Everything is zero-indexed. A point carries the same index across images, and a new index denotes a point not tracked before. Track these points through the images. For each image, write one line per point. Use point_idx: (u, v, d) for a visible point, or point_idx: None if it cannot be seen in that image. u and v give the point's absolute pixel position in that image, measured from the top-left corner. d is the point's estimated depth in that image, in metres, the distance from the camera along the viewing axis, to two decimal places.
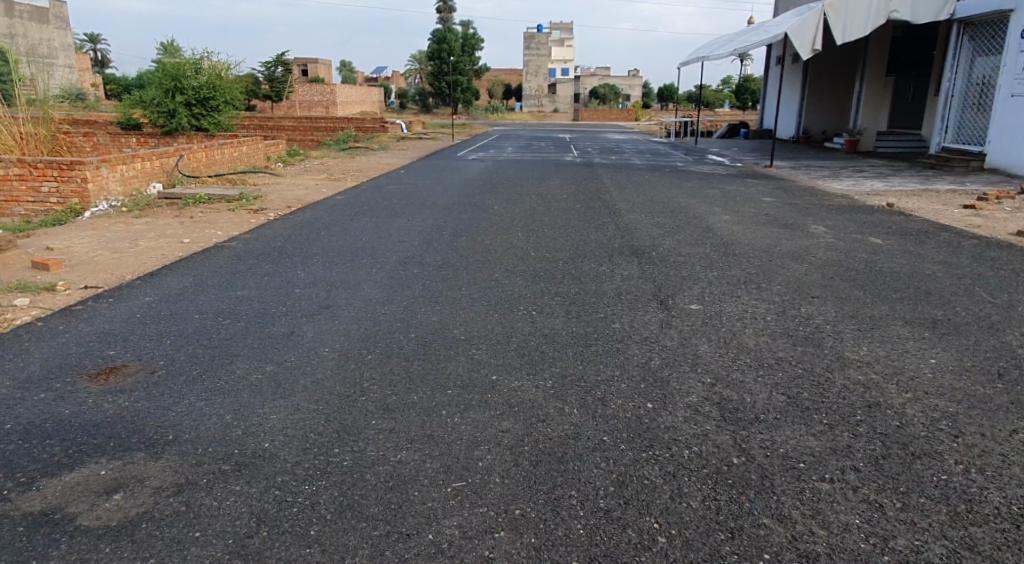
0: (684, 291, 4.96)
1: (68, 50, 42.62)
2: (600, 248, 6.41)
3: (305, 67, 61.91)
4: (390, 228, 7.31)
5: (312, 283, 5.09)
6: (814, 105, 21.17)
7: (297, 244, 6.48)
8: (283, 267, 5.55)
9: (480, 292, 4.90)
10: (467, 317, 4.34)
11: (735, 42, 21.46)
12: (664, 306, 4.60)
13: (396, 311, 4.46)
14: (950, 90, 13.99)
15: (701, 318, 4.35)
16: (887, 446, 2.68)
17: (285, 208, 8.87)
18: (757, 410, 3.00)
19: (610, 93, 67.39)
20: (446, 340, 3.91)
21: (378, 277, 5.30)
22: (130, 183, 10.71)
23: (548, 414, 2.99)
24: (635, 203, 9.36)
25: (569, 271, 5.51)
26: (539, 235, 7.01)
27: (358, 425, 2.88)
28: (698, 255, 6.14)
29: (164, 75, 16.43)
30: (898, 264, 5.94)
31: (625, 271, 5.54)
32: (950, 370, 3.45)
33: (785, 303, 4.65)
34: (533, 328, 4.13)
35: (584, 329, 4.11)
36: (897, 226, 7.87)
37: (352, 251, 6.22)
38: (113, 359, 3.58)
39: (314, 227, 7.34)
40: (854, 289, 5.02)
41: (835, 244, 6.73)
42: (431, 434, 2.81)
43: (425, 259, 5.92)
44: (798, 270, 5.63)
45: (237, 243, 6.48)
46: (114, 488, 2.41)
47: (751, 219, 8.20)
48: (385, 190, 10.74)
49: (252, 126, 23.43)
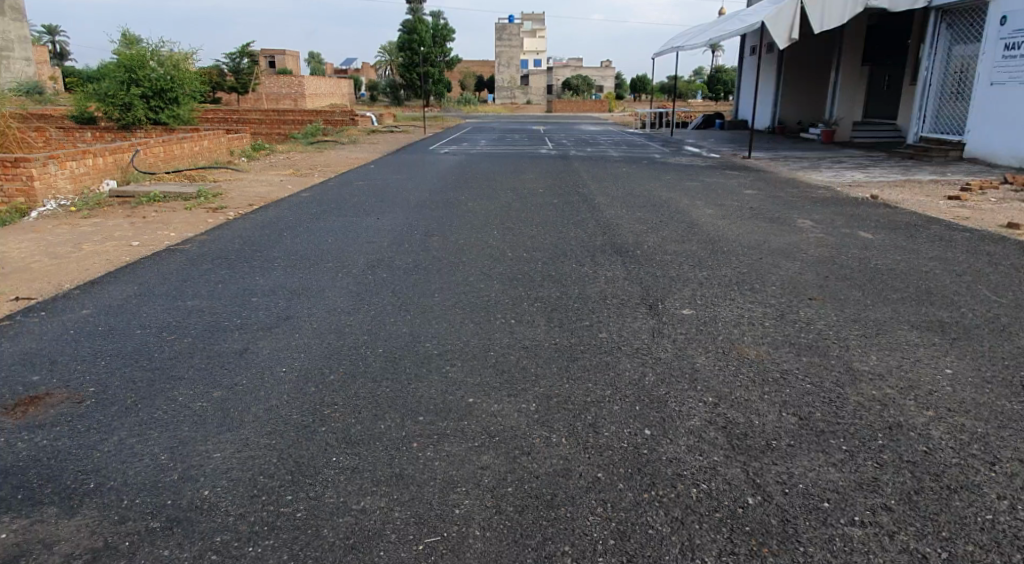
0: (674, 294, 4.64)
1: (24, 43, 40.77)
2: (581, 246, 6.08)
3: (272, 59, 60.32)
4: (358, 228, 6.89)
5: (272, 291, 4.66)
6: (788, 96, 21.10)
7: (257, 246, 6.01)
8: (241, 273, 5.11)
9: (457, 298, 4.52)
10: (440, 328, 3.95)
11: (710, 32, 21.27)
12: (653, 312, 4.27)
13: (362, 322, 4.06)
14: (927, 80, 13.91)
15: (694, 325, 4.04)
16: (918, 478, 2.38)
17: (246, 206, 8.37)
18: (767, 436, 2.68)
19: (583, 85, 67.00)
20: (418, 356, 3.52)
21: (346, 282, 4.90)
22: (82, 181, 10.09)
23: (534, 445, 2.63)
24: (614, 197, 9.05)
25: (549, 273, 5.16)
26: (517, 234, 6.66)
27: (316, 463, 2.47)
28: (684, 254, 5.83)
29: (119, 67, 15.71)
30: (893, 260, 5.70)
31: (609, 272, 5.20)
32: (968, 382, 3.18)
33: (783, 306, 4.36)
34: (513, 339, 3.77)
35: (569, 340, 3.76)
36: (884, 219, 7.66)
37: (317, 253, 5.80)
38: (35, 386, 3.12)
39: (276, 228, 6.86)
40: (851, 289, 4.76)
41: (824, 240, 6.48)
42: (400, 474, 2.43)
43: (395, 261, 5.52)
44: (790, 269, 5.36)
45: (192, 246, 5.99)
46: (14, 557, 1.98)
47: (735, 213, 7.93)
48: (354, 185, 10.29)
49: (216, 119, 22.57)
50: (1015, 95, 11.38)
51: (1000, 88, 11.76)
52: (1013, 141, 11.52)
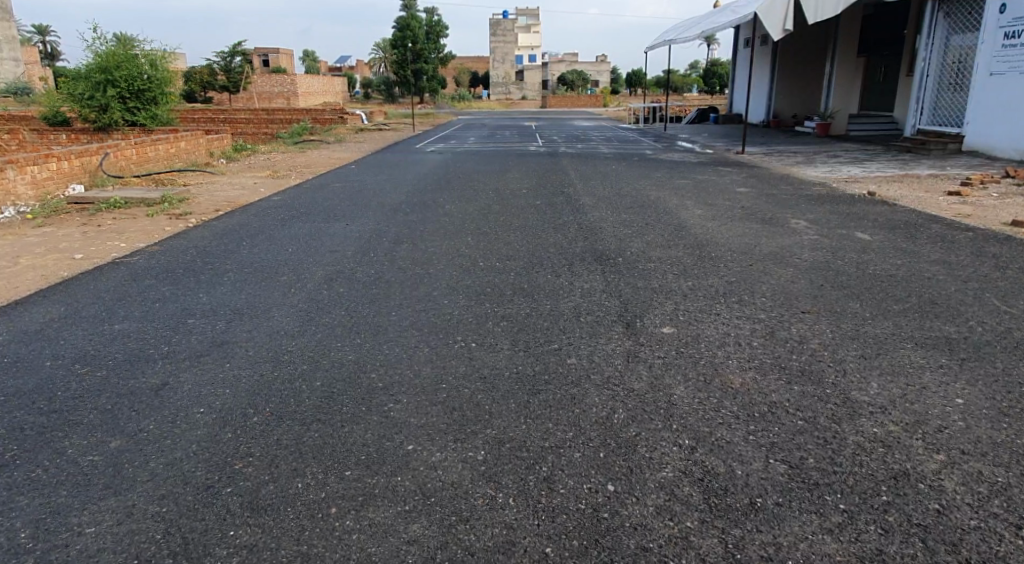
0: (654, 309, 4.23)
1: (14, 44, 40.02)
2: (559, 253, 5.67)
3: (265, 57, 59.64)
4: (324, 235, 6.48)
5: (212, 310, 4.24)
6: (783, 88, 20.67)
7: (211, 257, 5.60)
8: (185, 289, 4.69)
9: (416, 317, 4.12)
10: (390, 354, 3.54)
11: (703, 23, 20.80)
12: (629, 331, 3.87)
13: (306, 346, 3.64)
14: (925, 70, 13.48)
15: (674, 347, 3.63)
16: (932, 550, 1.97)
17: (212, 212, 7.96)
18: (751, 492, 2.27)
19: (578, 79, 66.51)
20: (359, 390, 3.11)
21: (297, 299, 4.49)
22: (44, 186, 9.66)
23: (474, 509, 2.22)
24: (600, 198, 8.65)
25: (521, 285, 4.75)
26: (493, 240, 6.26)
27: (208, 541, 2.07)
28: (669, 260, 5.43)
29: (92, 67, 15.24)
30: (893, 264, 5.30)
31: (586, 283, 4.79)
32: (984, 416, 2.76)
33: (774, 322, 3.95)
34: (471, 367, 3.35)
35: (533, 368, 3.35)
36: (883, 218, 7.26)
37: (274, 264, 5.38)
38: None
39: (237, 236, 6.45)
40: (848, 299, 4.36)
41: (819, 242, 6.08)
42: (306, 553, 2.02)
43: (356, 273, 5.11)
44: (783, 276, 4.96)
45: (139, 258, 5.57)
46: None
47: (726, 213, 7.54)
48: (331, 187, 9.87)
49: (200, 118, 22.02)
50: (1016, 85, 10.96)
51: (1000, 78, 11.35)
52: (1015, 133, 11.10)
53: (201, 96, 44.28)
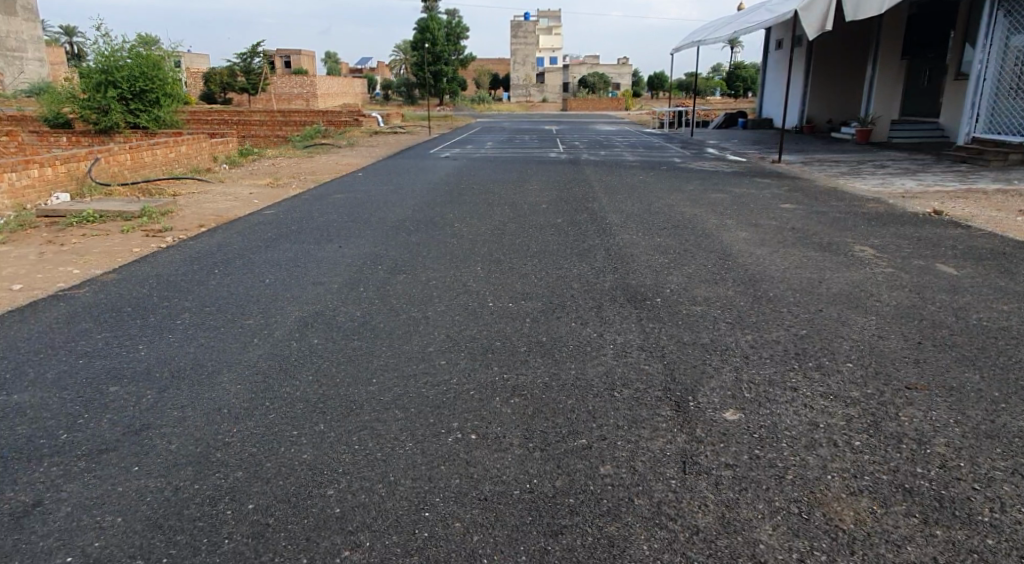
0: (711, 381, 3.25)
1: (37, 44, 39.23)
2: (585, 290, 4.72)
3: (287, 58, 59.15)
4: (310, 261, 5.61)
5: (147, 372, 3.35)
6: (820, 91, 19.51)
7: (169, 291, 4.72)
8: (125, 338, 3.81)
9: (401, 388, 3.18)
10: (358, 454, 2.60)
11: (738, 22, 19.65)
12: (680, 417, 2.89)
13: (249, 437, 2.71)
14: (982, 73, 12.11)
15: (747, 445, 2.66)
16: None
17: (194, 228, 7.15)
18: None
19: (600, 82, 65.23)
20: (304, 528, 2.16)
21: (258, 354, 3.58)
22: (23, 195, 8.88)
23: None
24: (628, 215, 7.69)
25: (540, 339, 3.80)
26: (506, 270, 5.33)
27: None
28: (719, 302, 4.46)
29: (94, 68, 14.52)
30: (999, 310, 4.27)
31: (619, 336, 3.84)
32: None
33: (874, 407, 2.96)
34: (465, 484, 2.40)
35: (554, 489, 2.38)
36: (961, 244, 6.21)
37: (243, 301, 4.50)
38: None
39: (209, 261, 5.58)
40: (960, 367, 3.36)
41: (897, 277, 5.07)
42: None
43: (337, 317, 4.20)
44: (868, 328, 3.96)
45: (86, 290, 4.71)
46: None
47: (775, 236, 6.56)
48: (332, 199, 9.02)
49: (213, 120, 21.30)
50: None
51: None
52: None
53: (221, 97, 43.94)
